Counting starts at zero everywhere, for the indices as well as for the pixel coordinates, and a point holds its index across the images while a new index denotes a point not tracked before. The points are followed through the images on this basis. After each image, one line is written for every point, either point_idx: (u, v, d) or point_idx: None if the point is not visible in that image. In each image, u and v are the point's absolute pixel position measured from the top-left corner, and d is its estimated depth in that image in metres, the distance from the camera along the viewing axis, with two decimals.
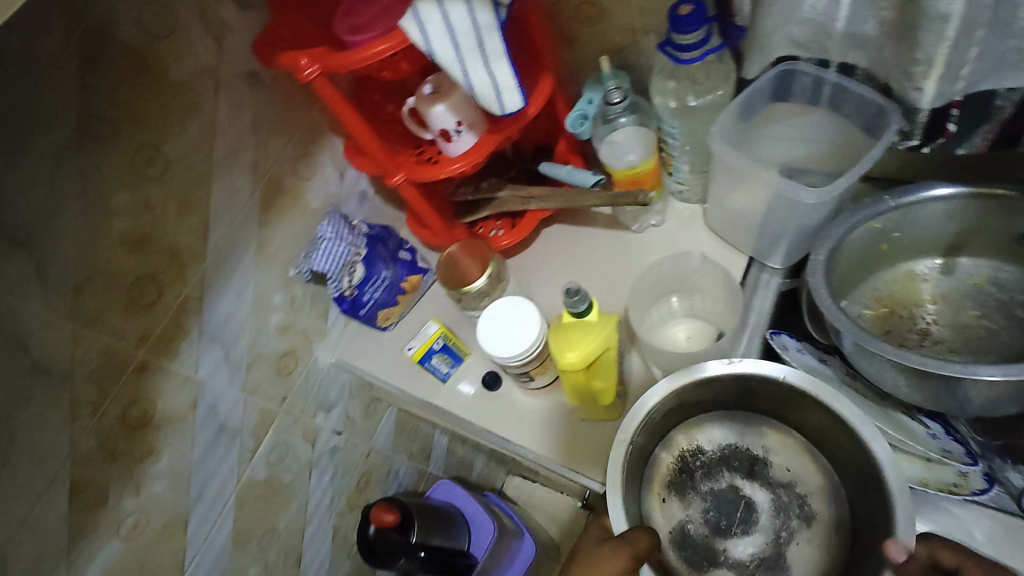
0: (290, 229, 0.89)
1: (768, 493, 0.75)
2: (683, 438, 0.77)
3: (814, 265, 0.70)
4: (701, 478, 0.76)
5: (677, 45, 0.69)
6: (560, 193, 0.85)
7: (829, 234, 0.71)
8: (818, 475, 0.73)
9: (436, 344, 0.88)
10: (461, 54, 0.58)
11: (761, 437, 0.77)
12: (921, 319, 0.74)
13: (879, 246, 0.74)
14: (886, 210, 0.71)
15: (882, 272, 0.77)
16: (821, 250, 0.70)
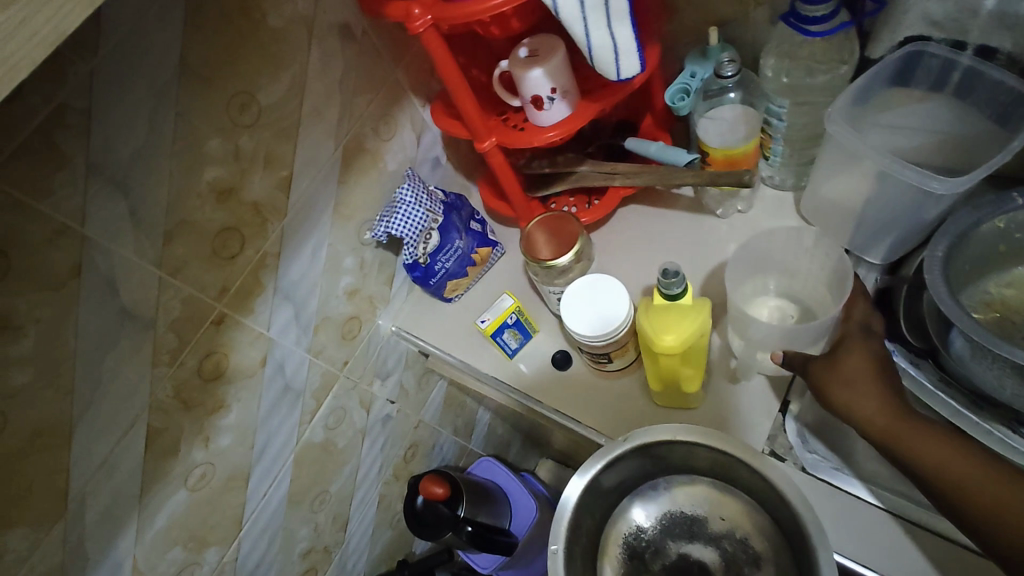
0: (366, 191, 0.87)
1: (713, 549, 0.68)
2: (619, 523, 0.71)
3: (932, 259, 0.66)
4: (650, 559, 0.69)
5: (803, 16, 0.64)
6: (648, 169, 0.82)
7: (948, 229, 0.67)
8: (745, 514, 0.68)
9: (510, 318, 0.85)
10: (586, 13, 0.54)
11: (684, 495, 0.71)
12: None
13: (998, 246, 0.69)
14: (1016, 209, 0.66)
15: (995, 275, 0.71)
16: (937, 247, 0.66)
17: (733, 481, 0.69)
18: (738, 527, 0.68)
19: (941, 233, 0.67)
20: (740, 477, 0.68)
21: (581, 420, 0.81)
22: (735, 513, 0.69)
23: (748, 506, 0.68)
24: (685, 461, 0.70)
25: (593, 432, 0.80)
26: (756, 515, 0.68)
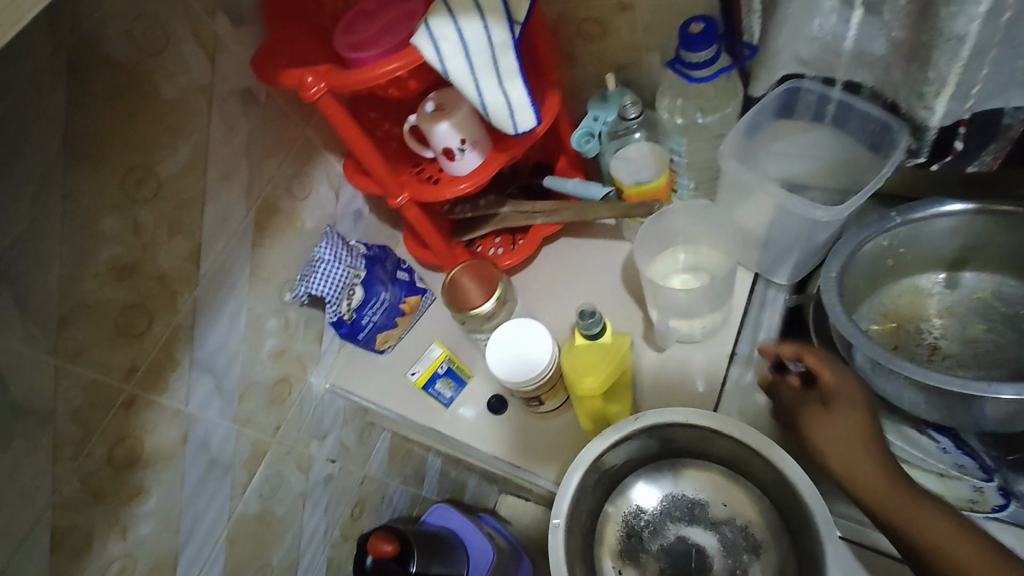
0: (283, 252, 0.85)
1: (712, 534, 0.72)
2: (622, 501, 0.74)
3: (828, 280, 0.70)
4: (649, 538, 0.73)
5: (687, 63, 0.68)
6: (567, 206, 0.84)
7: (841, 249, 0.71)
8: (749, 502, 0.71)
9: (441, 368, 0.85)
10: (476, 73, 0.57)
11: (689, 480, 0.74)
12: (930, 332, 0.74)
13: (886, 262, 0.75)
14: (897, 227, 0.72)
15: (888, 287, 0.77)
16: (832, 269, 0.70)
17: (737, 470, 0.72)
18: (739, 515, 0.72)
19: (834, 254, 0.71)
20: (745, 466, 0.70)
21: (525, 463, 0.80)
22: (739, 502, 0.72)
23: (751, 495, 0.71)
24: (692, 446, 0.73)
25: (532, 472, 0.79)
26: (754, 503, 0.71)
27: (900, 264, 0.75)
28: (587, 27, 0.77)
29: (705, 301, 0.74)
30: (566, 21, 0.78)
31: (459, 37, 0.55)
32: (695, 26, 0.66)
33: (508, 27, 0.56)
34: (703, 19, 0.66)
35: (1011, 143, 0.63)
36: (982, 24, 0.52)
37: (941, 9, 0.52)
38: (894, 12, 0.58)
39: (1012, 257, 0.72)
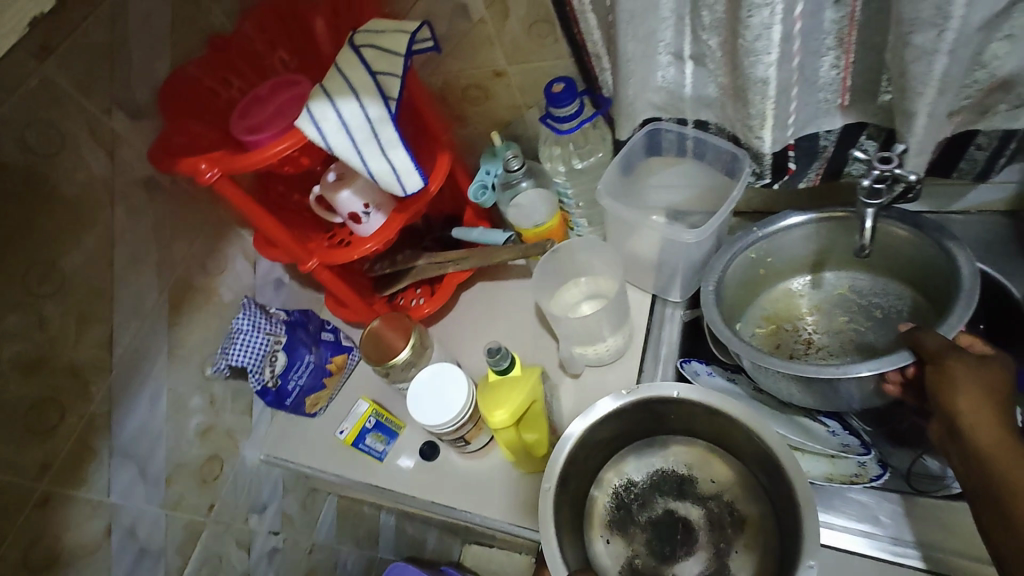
0: (202, 328, 0.86)
1: (699, 507, 0.76)
2: (614, 476, 0.79)
3: (706, 294, 0.78)
4: (639, 509, 0.77)
5: (556, 117, 0.76)
6: (474, 253, 0.89)
7: (715, 265, 0.79)
8: (730, 473, 0.76)
9: (368, 422, 0.87)
10: (358, 145, 0.62)
11: (680, 455, 0.79)
12: (802, 330, 0.83)
13: (758, 271, 0.84)
14: (760, 240, 0.80)
15: (764, 293, 0.86)
16: (709, 281, 0.78)
17: (724, 446, 0.76)
18: (726, 489, 0.76)
19: (710, 268, 0.79)
20: (727, 441, 0.74)
21: (469, 508, 0.81)
22: (725, 478, 0.76)
23: (736, 471, 0.76)
24: (679, 424, 0.76)
25: (470, 513, 0.80)
26: (737, 476, 0.75)
27: (769, 273, 0.85)
28: (471, 92, 0.86)
29: (606, 325, 0.81)
30: (451, 88, 0.86)
31: (337, 116, 0.61)
32: (557, 85, 0.75)
33: (383, 103, 0.62)
34: (563, 80, 0.75)
35: (828, 163, 0.74)
36: (776, 69, 0.61)
37: (743, 59, 0.61)
38: (715, 63, 0.68)
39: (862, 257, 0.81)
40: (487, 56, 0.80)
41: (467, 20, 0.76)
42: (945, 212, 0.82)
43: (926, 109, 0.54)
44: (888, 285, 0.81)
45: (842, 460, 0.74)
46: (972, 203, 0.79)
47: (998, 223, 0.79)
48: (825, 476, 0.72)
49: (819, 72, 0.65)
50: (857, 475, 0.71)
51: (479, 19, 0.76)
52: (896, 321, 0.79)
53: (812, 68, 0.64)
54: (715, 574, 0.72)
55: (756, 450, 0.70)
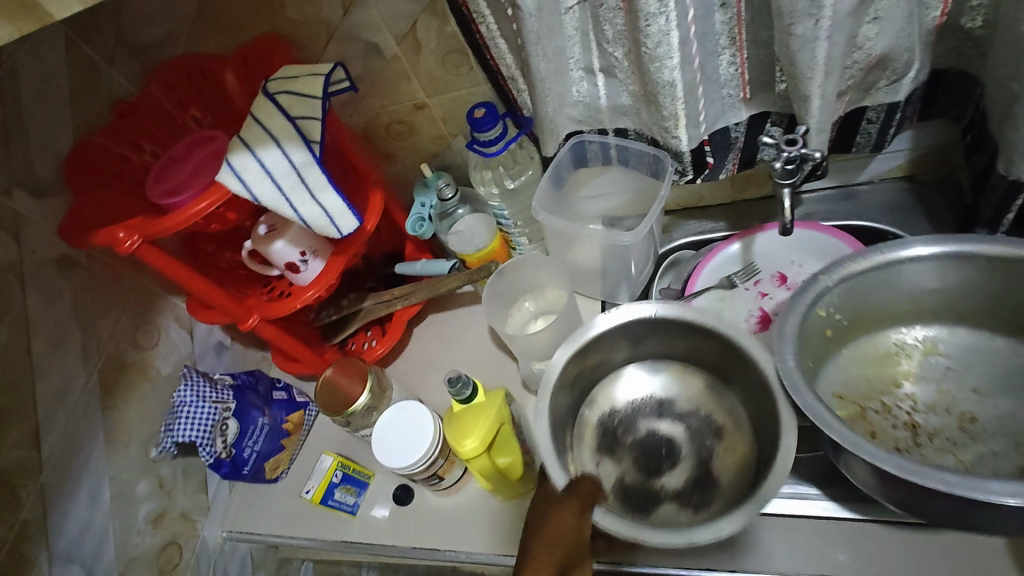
0: (141, 408, 0.81)
1: (680, 425, 0.74)
2: (598, 402, 0.77)
3: (794, 384, 0.59)
4: (622, 434, 0.74)
5: (481, 142, 0.78)
6: (420, 286, 0.88)
7: (784, 328, 0.63)
8: (705, 387, 0.75)
9: (335, 476, 0.84)
10: (286, 193, 0.61)
11: (659, 379, 0.77)
12: (898, 409, 0.67)
13: (844, 322, 0.69)
14: (830, 289, 0.65)
15: (853, 346, 0.71)
16: (785, 353, 0.61)
17: (702, 364, 0.75)
18: (701, 406, 0.75)
19: (778, 334, 0.63)
20: (701, 353, 0.75)
21: (459, 547, 0.77)
22: (704, 398, 0.75)
23: (712, 387, 0.75)
24: (656, 343, 0.76)
25: (453, 552, 0.77)
26: (710, 389, 0.75)
27: (854, 325, 0.70)
28: (394, 127, 0.86)
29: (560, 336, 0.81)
30: (374, 126, 0.86)
31: (260, 166, 0.60)
32: (478, 111, 0.76)
33: (306, 148, 0.62)
34: (484, 105, 0.76)
35: (741, 153, 0.79)
36: (681, 71, 0.65)
37: (649, 66, 0.65)
38: (624, 73, 0.72)
39: (981, 306, 0.67)
40: (405, 91, 0.81)
41: (381, 58, 0.77)
42: (852, 184, 0.88)
43: (819, 91, 0.58)
44: (1004, 348, 0.67)
45: None
46: (874, 173, 0.86)
47: (898, 187, 0.87)
48: None
49: (719, 70, 0.69)
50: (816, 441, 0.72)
51: (392, 55, 0.77)
52: (1007, 379, 0.66)
53: (713, 67, 0.68)
54: (701, 480, 0.69)
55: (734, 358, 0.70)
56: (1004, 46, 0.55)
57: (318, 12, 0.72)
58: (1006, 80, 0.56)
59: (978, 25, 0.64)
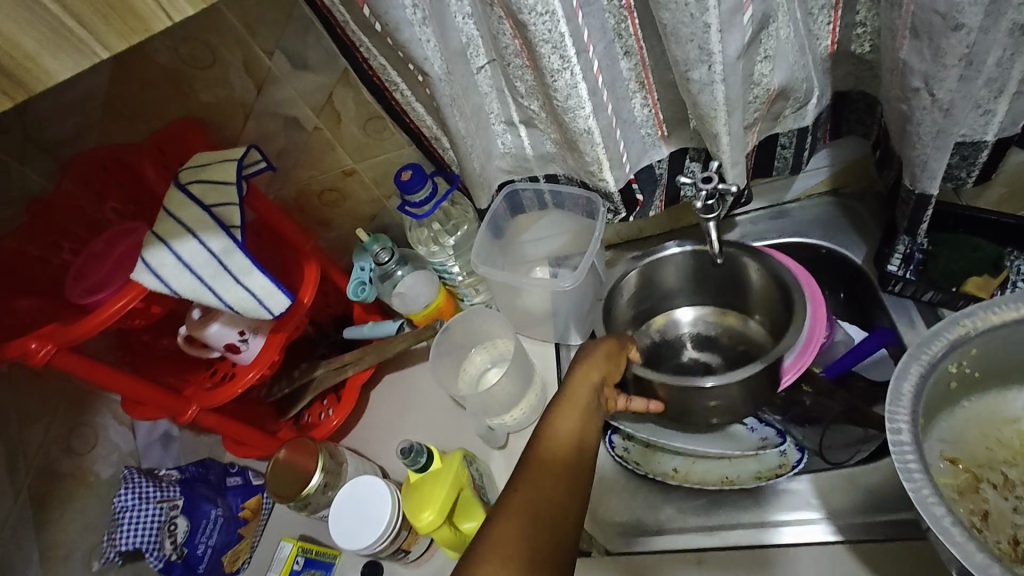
0: (79, 518, 0.76)
1: (717, 355, 0.83)
2: (653, 331, 0.86)
3: (908, 473, 0.48)
4: (668, 359, 0.83)
5: (412, 204, 0.78)
6: (370, 350, 0.87)
7: (900, 387, 0.53)
8: (742, 323, 0.83)
9: (297, 563, 0.77)
10: (207, 282, 0.59)
11: (702, 322, 0.85)
12: (1022, 486, 0.56)
13: (977, 372, 0.57)
14: (971, 341, 0.54)
15: (988, 396, 0.59)
16: (898, 420, 0.51)
17: (741, 307, 0.83)
18: (739, 341, 0.83)
19: (894, 392, 0.53)
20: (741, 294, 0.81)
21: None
22: (743, 333, 0.83)
23: (746, 325, 0.83)
24: (697, 287, 0.84)
25: None
26: (743, 325, 0.83)
27: (987, 377, 0.58)
28: (326, 195, 0.86)
29: (511, 388, 0.81)
30: (306, 196, 0.85)
31: (177, 258, 0.58)
32: (405, 173, 0.76)
33: (225, 234, 0.60)
34: (410, 166, 0.77)
35: (667, 189, 0.80)
36: (595, 119, 0.66)
37: (564, 116, 0.66)
38: (543, 123, 0.73)
39: None
40: (333, 160, 0.81)
41: (302, 131, 0.77)
42: (782, 204, 0.91)
43: (725, 129, 0.59)
44: None
45: (765, 456, 0.74)
46: (800, 190, 0.89)
47: (826, 203, 0.89)
48: (753, 479, 0.72)
49: (634, 113, 0.71)
50: (781, 466, 0.72)
51: (314, 127, 0.76)
52: None
53: (627, 110, 0.70)
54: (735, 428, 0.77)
55: (768, 289, 0.77)
56: (889, 71, 0.58)
57: (230, 93, 0.71)
58: (896, 103, 0.59)
59: (866, 51, 0.67)
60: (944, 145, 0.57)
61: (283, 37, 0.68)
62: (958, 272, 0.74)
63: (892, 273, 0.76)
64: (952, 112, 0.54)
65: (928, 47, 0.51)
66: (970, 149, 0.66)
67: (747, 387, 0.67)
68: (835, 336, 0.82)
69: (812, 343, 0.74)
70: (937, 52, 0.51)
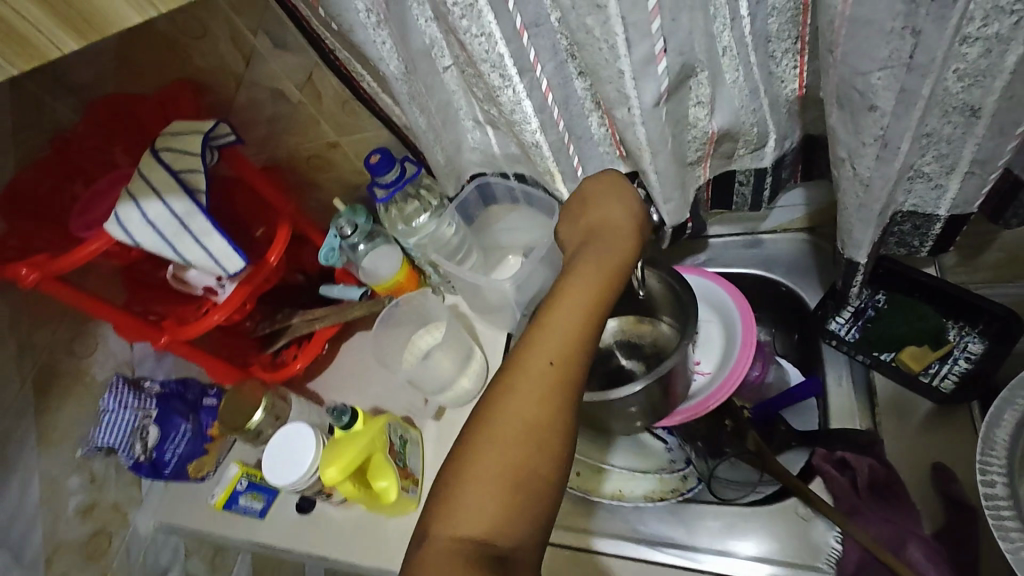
0: (75, 410, 0.89)
1: (640, 361, 0.82)
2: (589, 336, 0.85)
3: (1000, 522, 0.55)
4: (597, 363, 0.83)
5: (380, 185, 0.82)
6: (336, 310, 0.94)
7: (992, 434, 0.60)
8: (656, 327, 0.83)
9: (240, 485, 0.90)
10: (169, 239, 0.68)
11: (629, 329, 0.84)
12: None
13: None
14: None
15: None
16: (991, 469, 0.58)
17: (651, 313, 0.83)
18: (656, 346, 0.82)
19: (987, 438, 0.60)
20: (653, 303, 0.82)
21: (352, 559, 0.85)
22: (655, 337, 0.82)
23: (658, 331, 0.83)
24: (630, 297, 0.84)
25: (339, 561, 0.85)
26: (657, 328, 0.83)
27: None
28: (314, 161, 0.92)
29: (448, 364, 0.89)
30: (295, 159, 0.92)
31: (143, 216, 0.66)
32: (374, 157, 0.80)
33: (187, 198, 0.68)
34: (379, 150, 0.81)
35: None
36: (541, 134, 0.69)
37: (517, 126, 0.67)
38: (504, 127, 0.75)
39: None
40: (316, 131, 0.86)
41: (288, 103, 0.83)
42: (756, 233, 0.89)
43: (650, 168, 0.60)
44: None
45: (668, 476, 0.80)
46: (777, 223, 0.87)
47: (800, 239, 0.87)
48: (652, 493, 0.78)
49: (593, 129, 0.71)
50: (676, 489, 0.78)
51: (297, 101, 0.82)
52: None
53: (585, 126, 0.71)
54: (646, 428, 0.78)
55: (668, 295, 0.78)
56: None
57: (221, 62, 0.78)
58: None
59: None
60: (866, 219, 0.56)
61: (264, 19, 0.74)
62: (898, 337, 0.72)
63: (834, 328, 0.76)
64: (870, 188, 0.53)
65: (850, 121, 0.49)
66: (922, 220, 0.63)
67: (654, 403, 0.72)
68: (767, 376, 0.85)
69: (732, 379, 0.76)
70: (856, 128, 0.49)
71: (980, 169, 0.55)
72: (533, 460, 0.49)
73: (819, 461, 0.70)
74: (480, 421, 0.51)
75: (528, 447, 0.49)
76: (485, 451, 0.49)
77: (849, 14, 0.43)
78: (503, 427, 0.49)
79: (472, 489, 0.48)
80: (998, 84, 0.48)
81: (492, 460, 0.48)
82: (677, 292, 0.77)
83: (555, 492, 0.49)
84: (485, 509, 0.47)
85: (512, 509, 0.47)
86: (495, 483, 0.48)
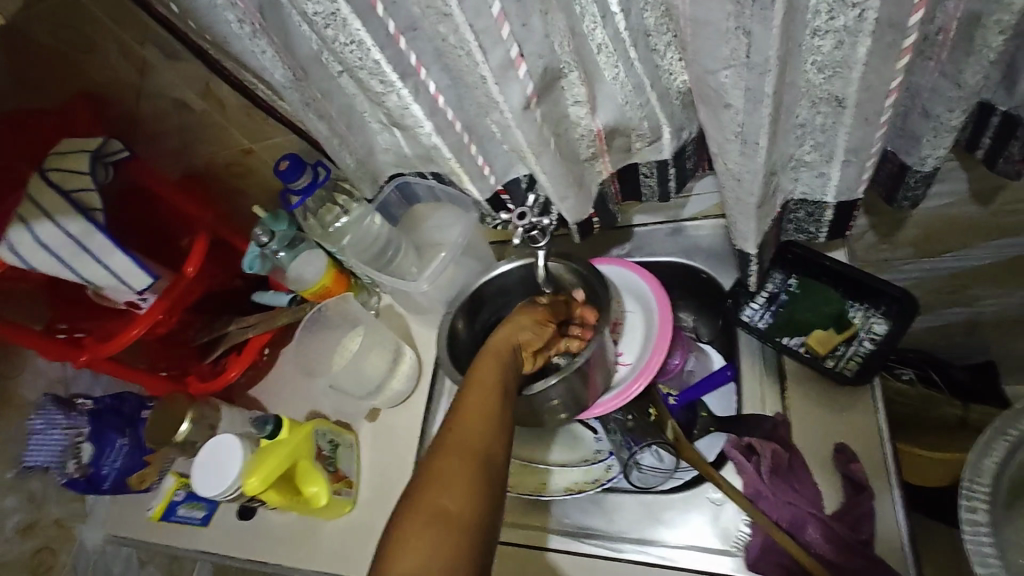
0: (5, 432, 0.88)
1: None
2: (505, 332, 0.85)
3: (983, 558, 0.56)
4: None
5: (294, 190, 0.82)
6: (266, 317, 0.94)
7: (980, 462, 0.59)
8: None
9: (178, 495, 0.94)
10: (64, 259, 0.68)
11: None
12: None
13: None
14: None
15: None
16: (975, 498, 0.58)
17: None
18: None
19: (974, 466, 0.59)
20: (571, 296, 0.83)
21: (292, 563, 0.85)
22: None
23: None
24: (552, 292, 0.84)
25: (282, 566, 0.85)
26: None
27: None
28: (233, 169, 0.91)
29: (379, 364, 0.89)
30: (211, 167, 0.90)
31: (35, 239, 0.67)
32: (283, 163, 0.80)
33: (83, 220, 0.68)
34: (288, 157, 0.80)
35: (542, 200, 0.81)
36: (439, 137, 0.68)
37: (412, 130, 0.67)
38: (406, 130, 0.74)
39: None
40: (228, 139, 0.85)
41: (193, 112, 0.81)
42: (679, 221, 0.89)
43: (539, 168, 0.60)
44: None
45: (593, 468, 0.80)
46: (696, 212, 0.87)
47: (721, 225, 0.87)
48: (577, 485, 0.79)
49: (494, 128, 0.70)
50: (600, 479, 0.78)
51: (202, 109, 0.81)
52: None
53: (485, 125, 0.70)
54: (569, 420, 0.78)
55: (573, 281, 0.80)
56: None
57: (116, 75, 0.76)
58: None
59: None
60: (748, 211, 0.56)
61: (151, 32, 0.72)
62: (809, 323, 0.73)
63: (752, 312, 0.76)
64: (744, 181, 0.53)
65: (712, 117, 0.49)
66: (813, 207, 0.64)
67: (574, 395, 0.72)
68: (688, 364, 0.85)
69: (647, 370, 0.75)
70: (719, 124, 0.49)
71: (856, 156, 0.56)
72: (457, 493, 0.52)
73: (730, 446, 0.71)
74: (417, 474, 0.55)
75: (456, 485, 0.52)
76: (421, 496, 0.52)
77: (690, 16, 0.43)
78: (431, 484, 0.53)
79: (407, 528, 0.50)
80: (855, 75, 0.49)
81: (422, 497, 0.52)
82: (592, 288, 0.77)
83: (484, 528, 0.51)
84: (416, 543, 0.49)
85: (439, 542, 0.49)
86: (424, 520, 0.50)
